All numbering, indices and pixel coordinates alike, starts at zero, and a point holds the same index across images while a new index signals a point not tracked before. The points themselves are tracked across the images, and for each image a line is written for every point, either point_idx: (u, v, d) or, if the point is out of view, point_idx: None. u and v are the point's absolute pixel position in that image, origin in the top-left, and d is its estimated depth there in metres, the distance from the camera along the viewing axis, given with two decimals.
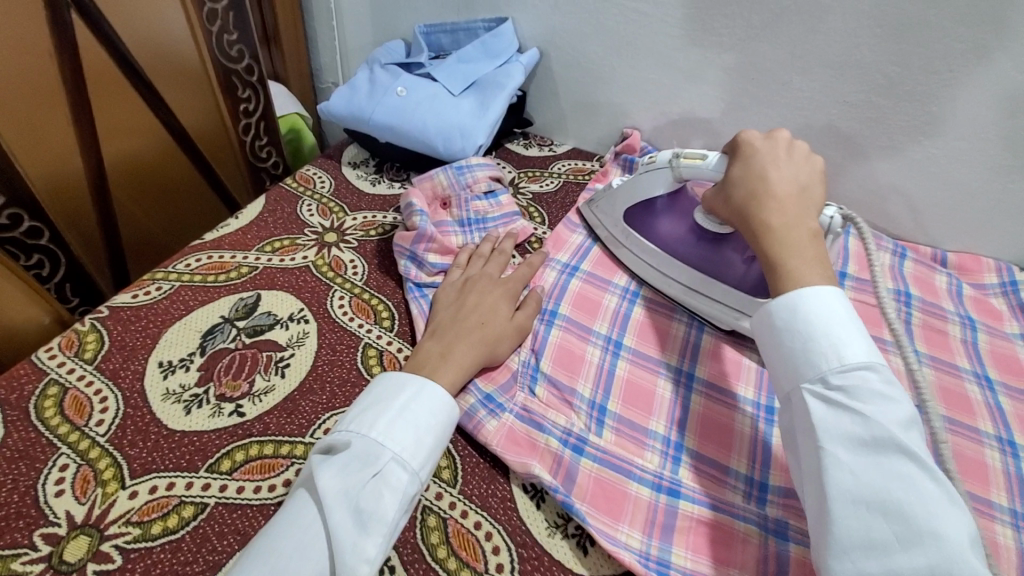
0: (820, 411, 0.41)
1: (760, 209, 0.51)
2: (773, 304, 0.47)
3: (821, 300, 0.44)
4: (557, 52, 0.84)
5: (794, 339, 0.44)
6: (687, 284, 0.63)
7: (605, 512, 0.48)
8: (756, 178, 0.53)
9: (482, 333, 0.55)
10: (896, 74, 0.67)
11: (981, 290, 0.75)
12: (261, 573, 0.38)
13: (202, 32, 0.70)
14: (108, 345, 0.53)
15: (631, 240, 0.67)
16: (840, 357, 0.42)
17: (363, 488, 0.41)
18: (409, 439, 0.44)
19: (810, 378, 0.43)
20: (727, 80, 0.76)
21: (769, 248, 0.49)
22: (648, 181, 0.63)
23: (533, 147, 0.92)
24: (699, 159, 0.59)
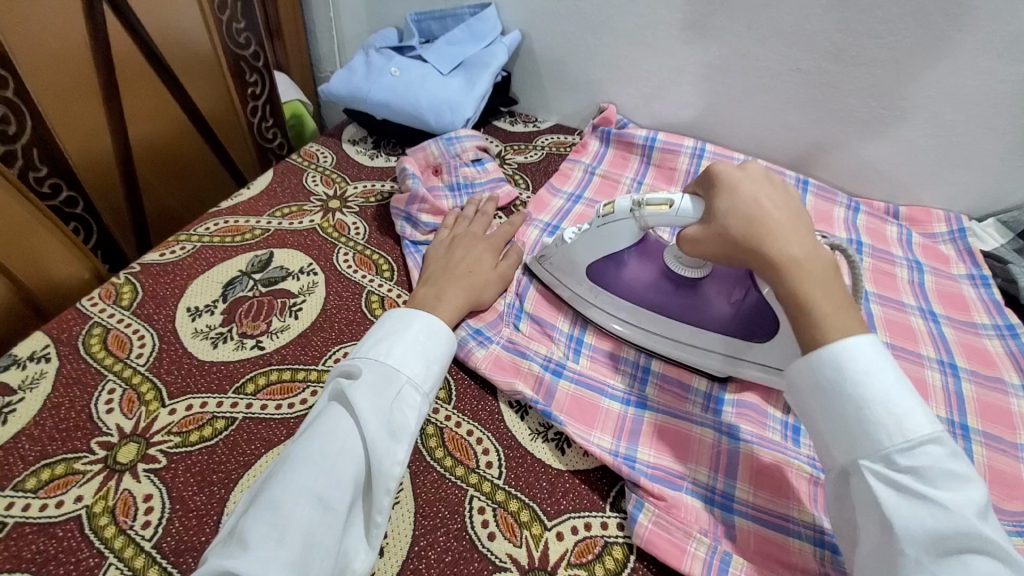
0: (888, 494, 0.40)
1: (784, 273, 0.46)
2: (812, 356, 0.45)
3: (869, 356, 0.43)
4: (538, 33, 0.91)
5: (842, 402, 0.43)
6: (671, 337, 0.59)
7: (579, 420, 0.54)
8: (760, 231, 0.48)
9: (471, 279, 0.62)
10: (843, 41, 0.74)
11: (930, 239, 0.82)
12: (307, 471, 0.42)
13: (213, 21, 0.77)
14: (142, 294, 0.61)
15: (600, 298, 0.61)
16: (904, 434, 0.41)
17: (387, 405, 0.47)
18: (420, 366, 0.50)
19: (870, 455, 0.42)
20: (694, 54, 0.83)
21: (796, 288, 0.46)
22: (608, 238, 0.58)
23: (518, 124, 0.99)
24: (665, 204, 0.54)
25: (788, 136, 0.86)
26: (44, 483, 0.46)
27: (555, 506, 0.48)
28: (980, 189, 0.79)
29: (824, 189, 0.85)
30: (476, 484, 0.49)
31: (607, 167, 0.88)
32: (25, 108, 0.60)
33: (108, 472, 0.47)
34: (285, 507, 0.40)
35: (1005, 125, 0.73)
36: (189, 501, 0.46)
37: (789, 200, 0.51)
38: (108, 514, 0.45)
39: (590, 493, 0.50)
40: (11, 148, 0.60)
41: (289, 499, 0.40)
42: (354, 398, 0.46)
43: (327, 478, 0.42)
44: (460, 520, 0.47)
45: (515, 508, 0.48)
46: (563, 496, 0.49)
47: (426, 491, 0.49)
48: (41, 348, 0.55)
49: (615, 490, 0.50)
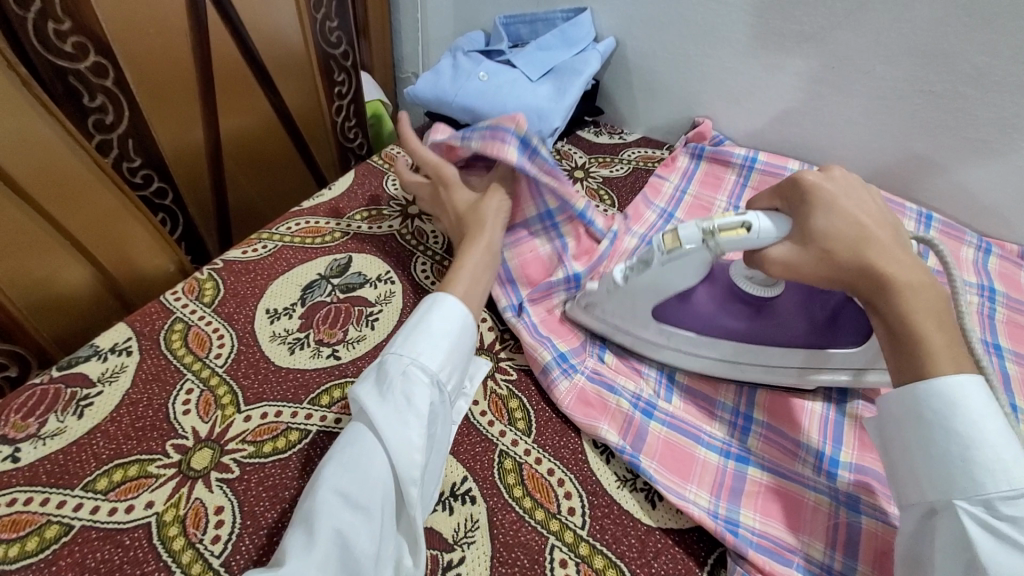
0: (984, 538, 0.37)
1: (883, 267, 0.45)
2: (921, 387, 0.41)
3: (978, 398, 0.40)
4: (633, 41, 0.86)
5: (946, 439, 0.40)
6: (764, 362, 0.53)
7: (672, 470, 0.49)
8: (853, 227, 0.47)
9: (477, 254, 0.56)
10: (988, 65, 0.65)
11: None
12: (337, 485, 0.40)
13: (309, 20, 0.77)
14: (223, 292, 0.60)
15: (670, 338, 0.54)
16: (1014, 482, 0.37)
17: (399, 393, 0.44)
18: (429, 351, 0.47)
19: (969, 496, 0.38)
20: (807, 71, 0.76)
21: (911, 318, 0.43)
22: (677, 271, 0.50)
23: (603, 135, 0.93)
24: (739, 228, 0.47)
25: (906, 163, 0.77)
26: (115, 486, 0.45)
27: (645, 568, 0.43)
28: None
29: (949, 226, 0.75)
30: (558, 532, 0.45)
31: (697, 186, 0.82)
32: (123, 98, 0.60)
33: (181, 479, 0.45)
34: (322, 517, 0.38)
35: None
36: (259, 518, 0.44)
37: (885, 212, 0.50)
38: (178, 525, 0.43)
39: (685, 559, 0.44)
40: (107, 138, 0.61)
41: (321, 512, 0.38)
42: (372, 403, 0.43)
43: (357, 479, 0.40)
44: (540, 572, 0.43)
45: (600, 565, 0.43)
46: (654, 557, 0.44)
47: (504, 533, 0.45)
48: (123, 341, 0.54)
49: (713, 557, 0.45)
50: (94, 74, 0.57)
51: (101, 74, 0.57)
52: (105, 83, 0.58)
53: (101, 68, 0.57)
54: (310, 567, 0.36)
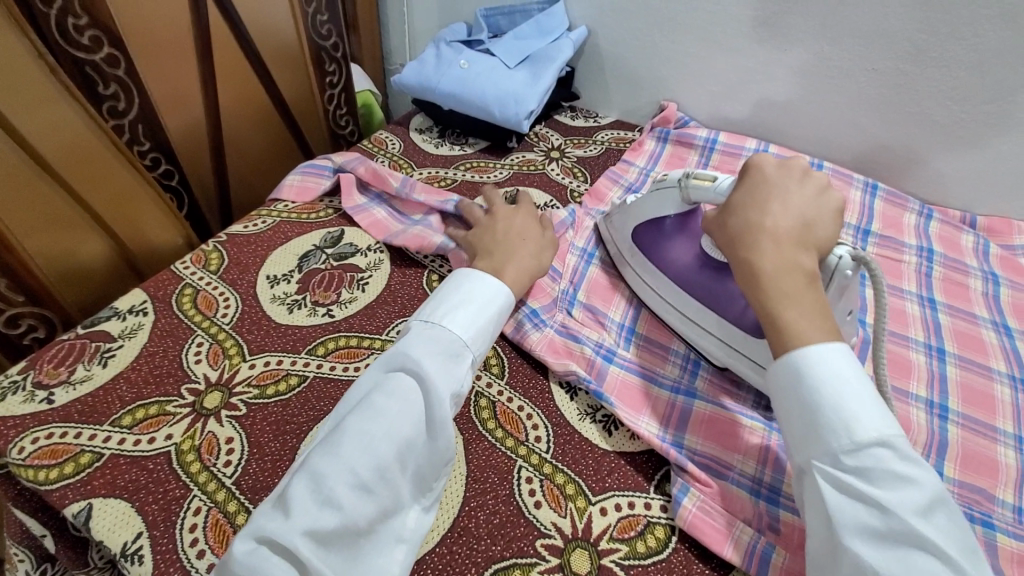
0: (833, 493, 0.38)
1: (754, 240, 0.48)
2: (779, 358, 0.44)
3: (832, 363, 0.41)
4: (605, 29, 0.92)
5: (802, 401, 0.42)
6: (682, 311, 0.60)
7: (628, 404, 0.56)
8: (756, 206, 0.50)
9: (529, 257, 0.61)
10: (924, 42, 0.71)
11: (1009, 250, 0.78)
12: (354, 443, 0.40)
13: (301, 14, 0.84)
14: (227, 261, 0.66)
15: (638, 262, 0.64)
16: (851, 434, 0.39)
17: (449, 365, 0.47)
18: (474, 334, 0.50)
19: (820, 454, 0.40)
20: (763, 53, 0.82)
21: (766, 296, 0.46)
22: (658, 203, 0.60)
23: (579, 119, 1.00)
24: (707, 179, 0.55)
25: (857, 137, 0.83)
26: (138, 421, 0.51)
27: (600, 483, 0.50)
28: None
29: (894, 194, 0.82)
30: (525, 456, 0.51)
31: (662, 167, 0.89)
32: (133, 86, 0.66)
33: (195, 415, 0.52)
34: (331, 479, 0.39)
35: None
36: (265, 446, 0.50)
37: (816, 207, 0.50)
38: (194, 452, 0.49)
39: (635, 475, 0.51)
40: (120, 122, 0.67)
41: (334, 471, 0.39)
42: (424, 372, 0.45)
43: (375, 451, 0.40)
44: (509, 487, 0.49)
45: (561, 481, 0.50)
46: (608, 475, 0.51)
47: (478, 457, 0.51)
48: (139, 303, 0.61)
49: (660, 474, 0.51)
50: (108, 64, 0.63)
51: (114, 64, 0.64)
52: (118, 72, 0.64)
53: (114, 59, 0.63)
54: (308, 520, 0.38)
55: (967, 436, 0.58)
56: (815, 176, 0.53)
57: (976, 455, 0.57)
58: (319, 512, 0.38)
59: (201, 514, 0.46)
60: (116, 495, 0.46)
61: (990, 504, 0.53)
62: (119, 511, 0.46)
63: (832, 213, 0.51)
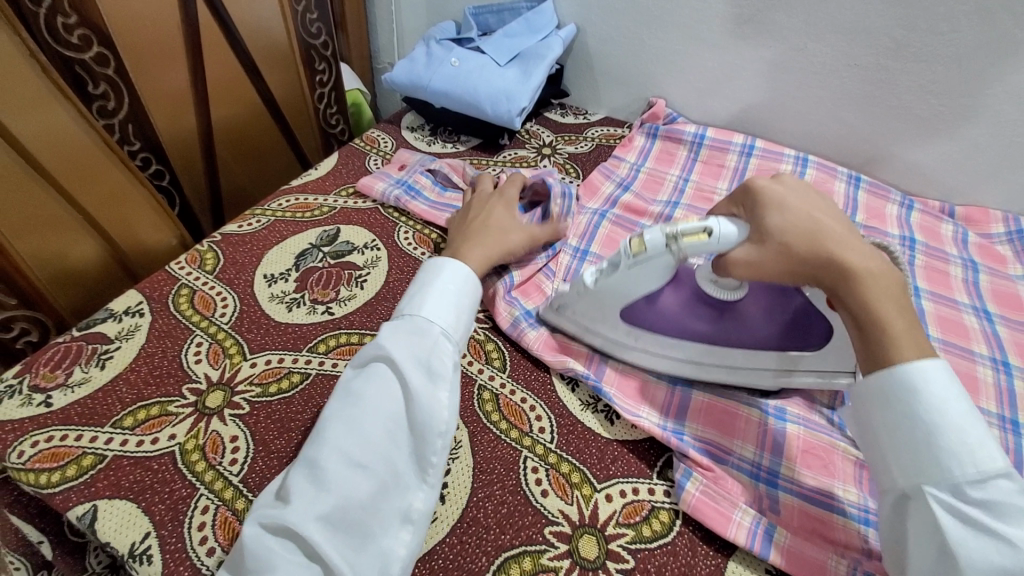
0: (955, 525, 0.39)
1: (836, 254, 0.47)
2: (884, 380, 0.43)
3: (941, 386, 0.42)
4: (593, 27, 0.93)
5: (911, 427, 0.42)
6: (727, 363, 0.56)
7: (628, 395, 0.57)
8: (806, 221, 0.49)
9: (496, 242, 0.62)
10: (903, 37, 0.74)
11: (986, 238, 0.81)
12: (338, 432, 0.42)
13: (291, 13, 0.83)
14: (224, 261, 0.66)
15: (640, 339, 0.57)
16: (976, 464, 0.40)
17: (422, 350, 0.47)
18: (450, 316, 0.51)
19: (937, 482, 0.40)
20: (748, 50, 0.84)
21: (872, 307, 0.45)
22: (638, 277, 0.53)
23: (569, 116, 1.01)
24: (701, 233, 0.50)
25: (840, 131, 0.86)
26: (140, 423, 0.51)
27: (604, 471, 0.51)
28: None
29: (876, 186, 0.84)
30: (530, 446, 0.52)
31: (652, 162, 0.90)
32: (123, 85, 0.66)
33: (198, 415, 0.52)
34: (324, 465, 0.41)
35: None
36: (270, 444, 0.50)
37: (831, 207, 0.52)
38: (199, 452, 0.49)
39: (638, 462, 0.52)
40: (110, 122, 0.66)
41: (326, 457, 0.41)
42: (392, 355, 0.46)
43: (360, 440, 0.42)
44: (515, 477, 0.50)
45: (566, 470, 0.51)
46: (612, 462, 0.52)
47: (484, 449, 0.52)
48: (135, 304, 0.60)
49: (662, 461, 0.52)
50: (98, 64, 0.62)
51: (103, 63, 0.63)
52: (107, 72, 0.63)
53: (103, 58, 0.63)
54: (312, 501, 0.40)
55: None
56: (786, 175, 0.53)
57: None
58: (315, 501, 0.40)
59: (209, 513, 0.46)
60: (122, 496, 0.46)
61: None
62: (125, 512, 0.45)
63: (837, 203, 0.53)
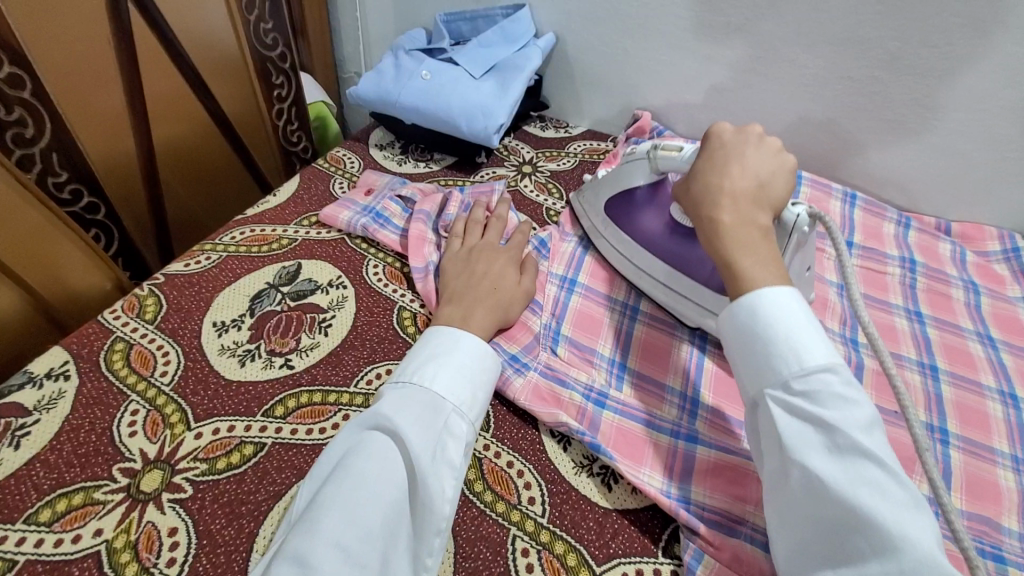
0: (783, 416, 0.40)
1: (713, 205, 0.50)
2: (733, 304, 0.45)
3: (786, 303, 0.43)
4: (572, 35, 0.87)
5: (754, 341, 0.43)
6: (654, 276, 0.63)
7: (627, 455, 0.51)
8: (715, 167, 0.52)
9: (497, 299, 0.57)
10: (899, 50, 0.69)
11: (983, 257, 0.77)
12: (335, 519, 0.36)
13: (242, 23, 0.75)
14: (167, 308, 0.58)
15: (609, 231, 0.67)
16: (800, 361, 0.41)
17: (436, 430, 0.42)
18: (466, 392, 0.46)
19: (770, 382, 0.42)
20: (734, 61, 0.79)
21: (724, 244, 0.48)
22: (626, 174, 0.63)
23: (549, 129, 0.95)
24: (675, 150, 0.58)
25: (831, 146, 0.82)
26: (60, 516, 0.43)
27: (604, 550, 0.45)
28: None
29: (871, 204, 0.80)
30: (519, 523, 0.46)
31: None
32: (44, 111, 0.57)
33: (131, 503, 0.44)
34: (316, 563, 0.34)
35: None
36: (216, 537, 0.43)
37: (773, 172, 0.52)
38: (130, 550, 0.42)
39: (641, 537, 0.46)
40: (29, 152, 0.58)
41: (319, 552, 0.34)
42: (404, 432, 0.41)
43: (358, 532, 0.36)
44: (504, 563, 0.44)
45: (561, 551, 0.45)
46: (612, 538, 0.46)
47: (467, 529, 0.45)
48: (60, 365, 0.52)
49: (667, 533, 0.47)
50: (11, 86, 0.54)
51: (19, 86, 0.54)
52: (23, 94, 0.55)
53: (20, 80, 0.54)
54: None
55: (969, 461, 0.56)
56: (770, 138, 0.55)
57: (979, 482, 0.55)
58: None
59: None
60: None
61: (998, 534, 0.51)
62: None
63: (786, 173, 0.53)
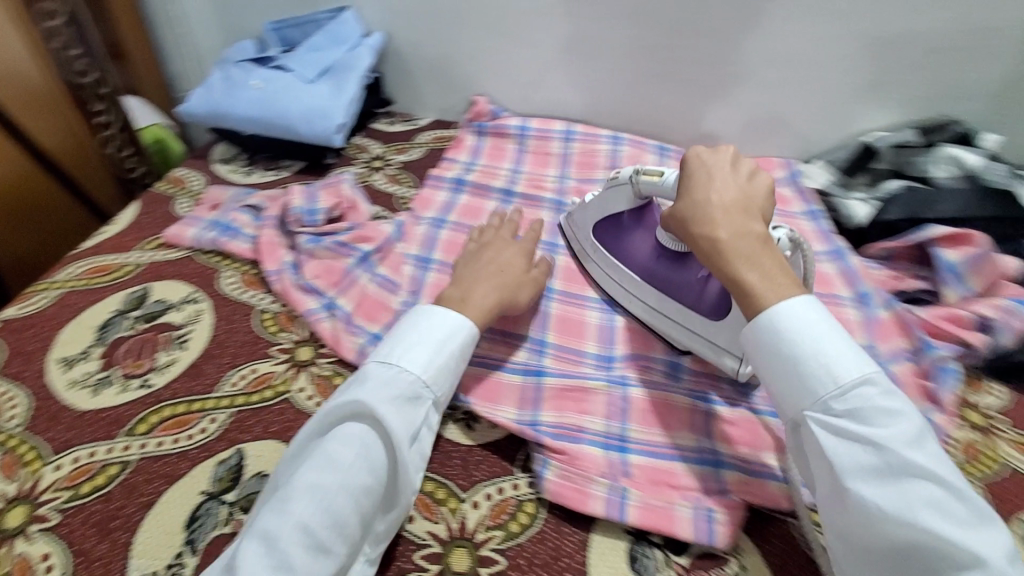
0: (827, 436, 0.42)
1: (706, 223, 0.50)
2: (753, 322, 0.46)
3: (799, 316, 0.44)
4: (401, 32, 0.92)
5: (783, 360, 0.45)
6: (665, 311, 0.61)
7: (484, 398, 0.57)
8: (698, 187, 0.53)
9: (502, 278, 0.61)
10: (679, 16, 0.80)
11: (773, 184, 0.88)
12: (305, 499, 0.40)
13: (44, 56, 0.79)
14: (8, 352, 0.57)
15: (602, 257, 0.67)
16: (836, 380, 0.42)
17: (411, 421, 0.47)
18: (443, 384, 0.50)
19: (811, 404, 0.43)
20: (548, 40, 0.87)
21: (722, 262, 0.48)
22: (613, 198, 0.65)
23: (396, 123, 0.98)
24: (656, 175, 0.60)
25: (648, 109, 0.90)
26: None
27: (469, 478, 0.51)
28: (812, 136, 0.87)
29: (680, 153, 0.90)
30: None
31: (484, 160, 0.89)
32: None
33: None
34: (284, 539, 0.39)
35: (824, 79, 0.81)
36: (91, 552, 0.44)
37: (752, 181, 0.53)
38: None
39: (501, 461, 0.53)
40: None
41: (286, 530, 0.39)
42: (386, 418, 0.45)
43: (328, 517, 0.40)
44: None
45: (431, 488, 0.51)
46: (475, 468, 0.52)
47: None
48: None
49: (522, 454, 0.54)
50: None
51: None
52: None
53: None
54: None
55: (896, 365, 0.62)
56: (746, 158, 0.55)
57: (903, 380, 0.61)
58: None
59: None
60: None
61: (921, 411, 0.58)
62: None
63: (768, 191, 0.53)
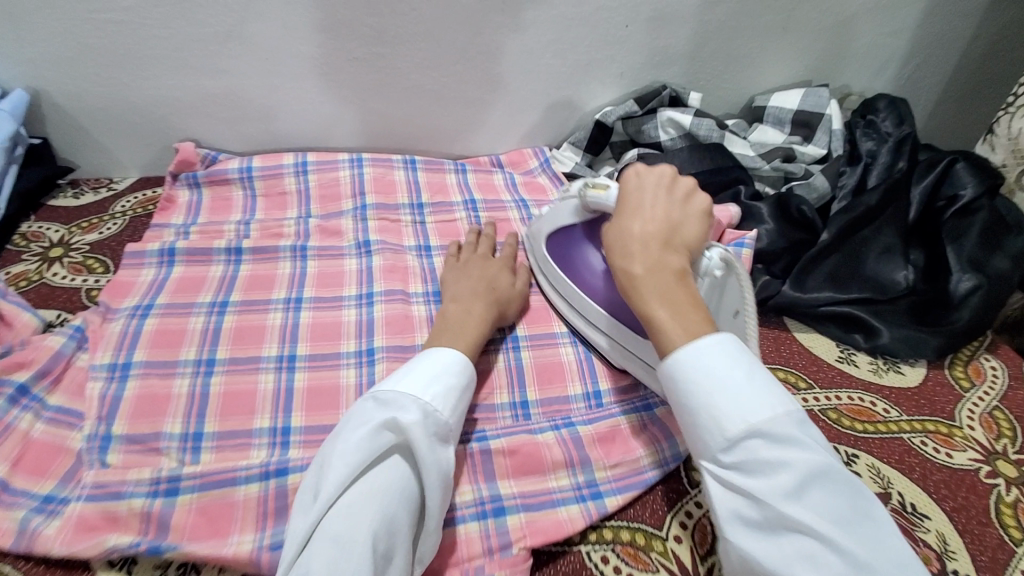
0: (716, 489, 0.37)
1: (620, 253, 0.46)
2: (660, 361, 0.40)
3: (702, 359, 0.38)
4: (51, 84, 0.72)
5: (682, 404, 0.39)
6: (610, 335, 0.56)
7: (209, 537, 0.44)
8: (626, 205, 0.49)
9: (485, 298, 0.58)
10: (380, 24, 0.72)
11: (530, 175, 0.87)
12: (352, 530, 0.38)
13: None
14: None
15: (550, 268, 0.62)
16: (723, 431, 0.36)
17: (434, 443, 0.43)
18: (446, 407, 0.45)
19: (704, 452, 0.38)
20: (245, 68, 0.74)
21: (637, 297, 0.43)
22: (555, 216, 0.61)
23: (86, 193, 0.79)
24: (603, 188, 0.54)
25: (385, 125, 0.83)
26: None
27: None
28: (551, 122, 0.87)
29: (430, 162, 0.83)
30: None
31: (204, 216, 0.74)
32: None
33: None
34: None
35: (546, 66, 0.80)
36: None
37: (685, 208, 0.49)
38: None
39: None
40: None
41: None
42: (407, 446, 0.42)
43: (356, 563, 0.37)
44: None
45: None
46: None
47: None
48: None
49: None
50: None
51: None
52: None
53: None
54: None
55: None
56: (683, 178, 0.50)
57: None
58: None
59: None
60: None
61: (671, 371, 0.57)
62: None
63: (697, 218, 0.48)
